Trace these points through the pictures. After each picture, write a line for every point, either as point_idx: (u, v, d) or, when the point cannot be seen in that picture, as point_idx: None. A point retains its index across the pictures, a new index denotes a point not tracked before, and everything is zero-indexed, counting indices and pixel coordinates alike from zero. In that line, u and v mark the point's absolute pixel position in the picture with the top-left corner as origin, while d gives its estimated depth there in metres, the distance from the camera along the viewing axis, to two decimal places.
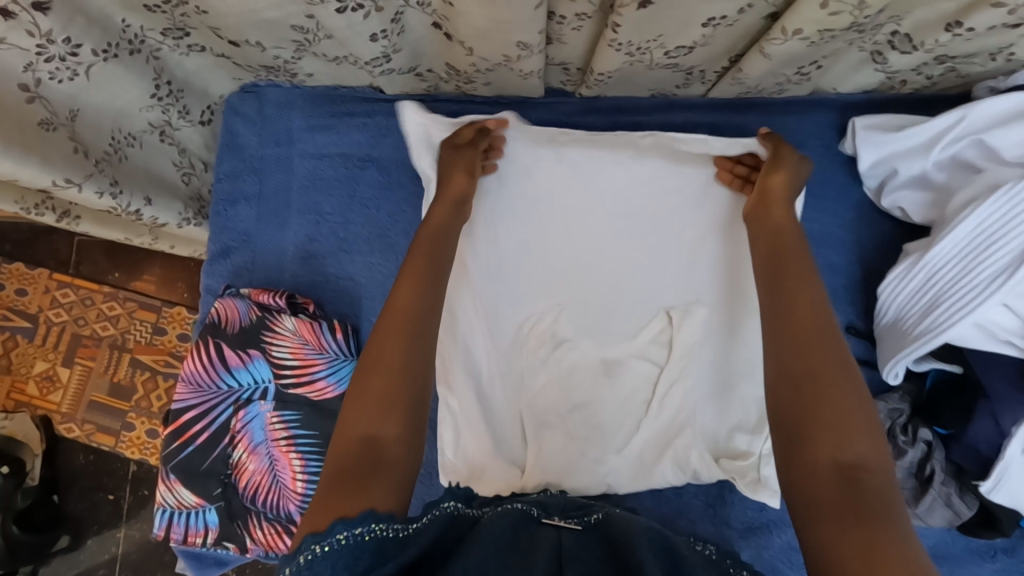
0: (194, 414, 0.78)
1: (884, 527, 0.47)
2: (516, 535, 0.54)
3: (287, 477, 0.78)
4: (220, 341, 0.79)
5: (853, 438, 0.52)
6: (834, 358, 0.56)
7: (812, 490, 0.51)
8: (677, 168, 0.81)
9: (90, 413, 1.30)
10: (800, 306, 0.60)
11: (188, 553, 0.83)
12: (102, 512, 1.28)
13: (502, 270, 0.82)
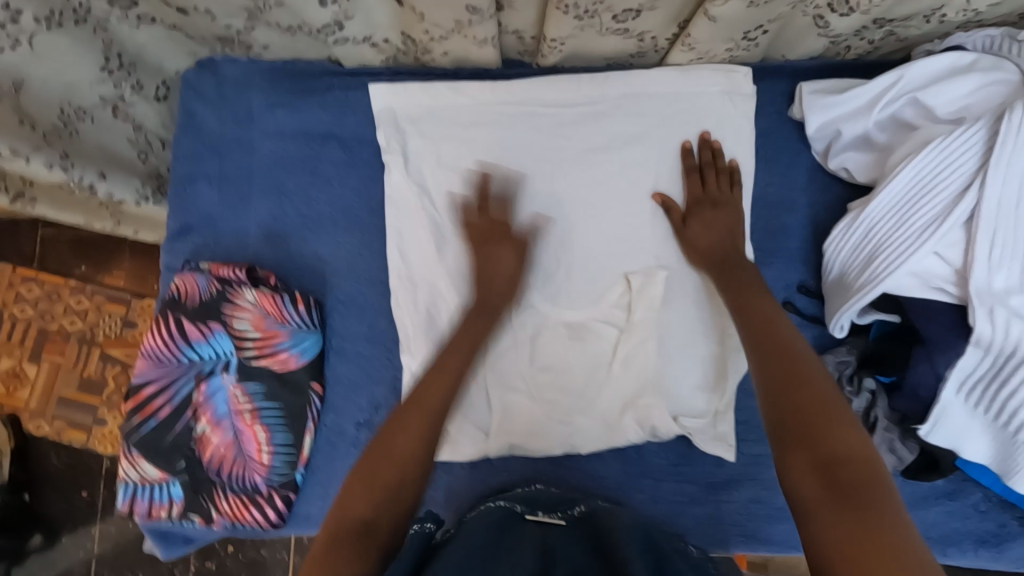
0: (154, 389, 0.78)
1: (874, 509, 0.49)
2: (502, 533, 0.59)
3: (252, 449, 0.79)
4: (180, 315, 0.79)
5: (833, 435, 0.55)
6: (804, 364, 0.61)
7: (802, 484, 0.53)
8: (640, 138, 0.83)
9: (61, 409, 1.26)
10: (767, 325, 0.67)
11: (155, 530, 0.82)
12: (80, 513, 1.28)
13: (467, 245, 0.83)
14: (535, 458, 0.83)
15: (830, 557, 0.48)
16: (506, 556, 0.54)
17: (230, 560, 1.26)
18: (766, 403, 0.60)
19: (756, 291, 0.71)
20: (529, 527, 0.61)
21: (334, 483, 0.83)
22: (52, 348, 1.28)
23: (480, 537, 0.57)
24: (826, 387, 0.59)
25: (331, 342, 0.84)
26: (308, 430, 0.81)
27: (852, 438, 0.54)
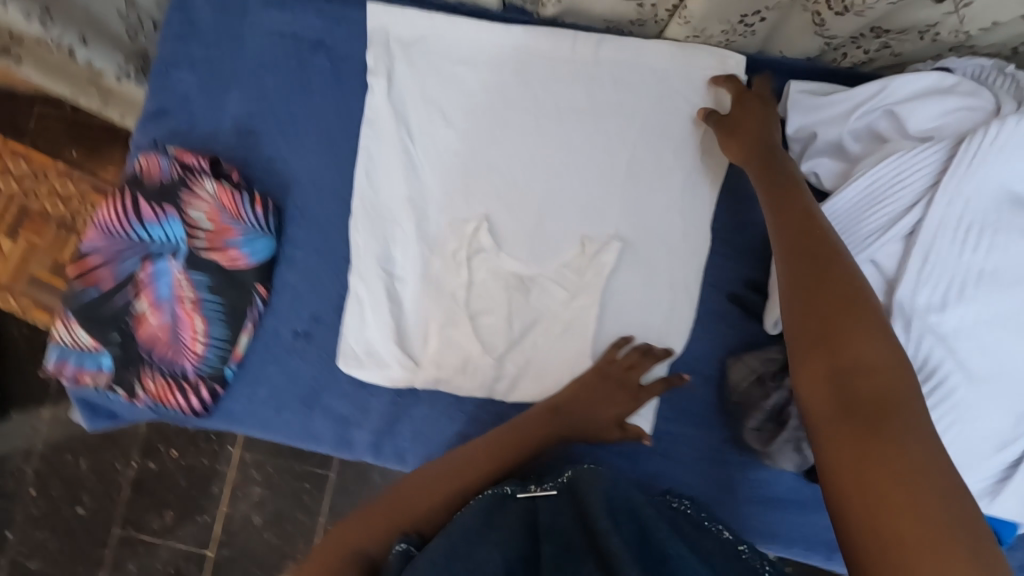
0: (100, 259, 0.79)
1: (894, 436, 0.45)
2: (492, 515, 0.57)
3: (188, 336, 0.80)
4: (138, 192, 0.79)
5: (852, 342, 0.51)
6: (837, 277, 0.55)
7: (818, 405, 0.51)
8: (624, 110, 0.83)
9: (30, 288, 1.26)
10: (804, 232, 0.59)
11: (82, 398, 0.84)
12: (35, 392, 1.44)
13: (433, 181, 0.84)
14: (459, 399, 0.84)
15: (838, 481, 0.47)
16: (496, 536, 0.53)
17: (172, 463, 1.47)
18: (792, 323, 0.56)
19: (796, 194, 0.63)
20: (521, 507, 0.60)
21: (262, 386, 0.84)
22: (30, 228, 1.28)
23: (472, 524, 0.55)
24: (859, 302, 0.53)
25: (283, 249, 0.85)
26: (244, 330, 0.82)
27: (880, 359, 0.50)
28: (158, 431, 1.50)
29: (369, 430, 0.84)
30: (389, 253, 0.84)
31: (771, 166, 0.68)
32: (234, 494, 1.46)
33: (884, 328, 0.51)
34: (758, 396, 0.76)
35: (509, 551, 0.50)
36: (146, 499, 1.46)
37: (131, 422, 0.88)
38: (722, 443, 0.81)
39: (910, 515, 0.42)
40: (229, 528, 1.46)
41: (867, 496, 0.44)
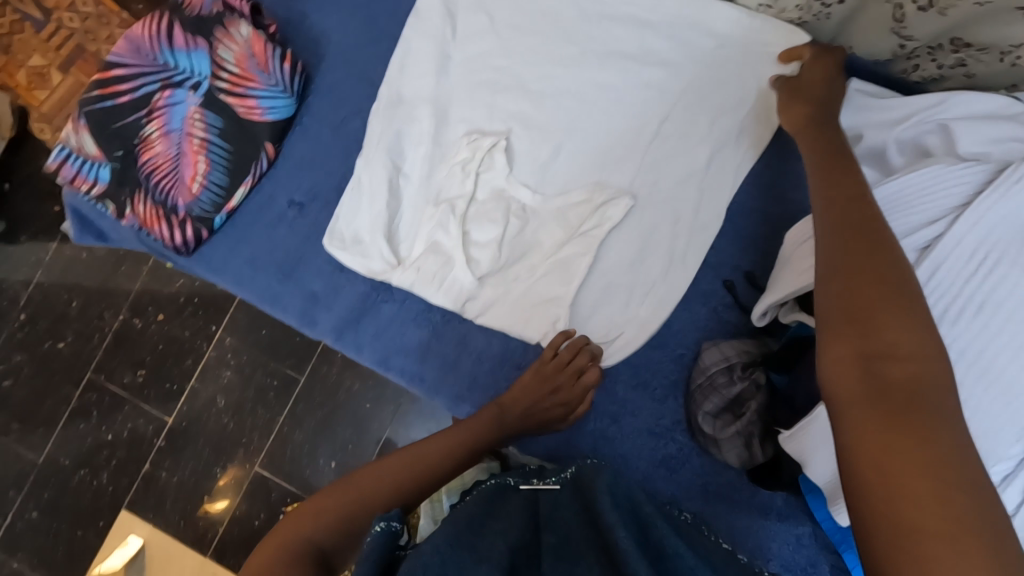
0: (124, 72, 0.79)
1: (927, 432, 0.42)
2: (494, 507, 0.62)
3: (188, 173, 0.80)
4: (175, 19, 0.79)
5: (888, 326, 0.47)
6: (883, 260, 0.50)
7: (839, 387, 0.47)
8: (673, 66, 0.80)
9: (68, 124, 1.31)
10: (851, 212, 0.54)
11: (75, 206, 0.86)
12: (45, 219, 1.58)
13: (465, 89, 0.83)
14: (429, 308, 0.84)
15: (860, 469, 0.43)
16: (501, 524, 0.57)
17: (155, 325, 1.55)
18: (823, 302, 0.51)
19: (848, 176, 0.58)
20: (521, 501, 0.64)
21: (245, 244, 0.85)
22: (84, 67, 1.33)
23: (474, 513, 0.59)
24: (901, 288, 0.48)
25: (302, 117, 0.85)
26: (244, 184, 0.82)
27: (915, 349, 0.46)
28: (150, 294, 1.56)
29: (334, 314, 0.84)
30: (400, 148, 0.83)
31: (826, 148, 0.62)
32: (204, 373, 1.54)
33: (924, 318, 0.47)
34: (722, 382, 0.74)
35: (510, 537, 0.53)
36: (123, 354, 1.55)
37: (117, 247, 0.89)
38: (675, 423, 0.79)
39: (939, 512, 0.39)
40: (192, 405, 1.53)
41: (892, 489, 0.41)
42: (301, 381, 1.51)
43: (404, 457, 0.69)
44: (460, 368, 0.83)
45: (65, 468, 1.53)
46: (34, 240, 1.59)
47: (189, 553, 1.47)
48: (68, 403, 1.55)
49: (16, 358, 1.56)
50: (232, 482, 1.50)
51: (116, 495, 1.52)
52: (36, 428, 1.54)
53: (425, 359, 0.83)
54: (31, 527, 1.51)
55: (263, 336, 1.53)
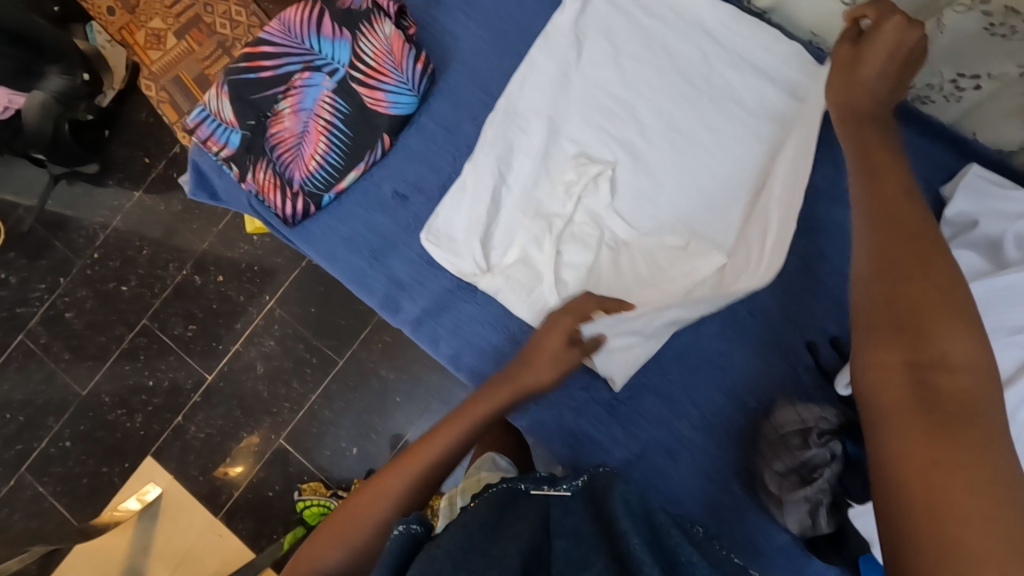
0: (272, 49, 0.84)
1: (979, 450, 0.40)
2: (502, 513, 0.65)
3: (308, 150, 0.85)
4: (327, 8, 0.84)
5: (937, 334, 0.45)
6: (933, 266, 0.47)
7: (884, 395, 0.46)
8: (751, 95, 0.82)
9: (171, 84, 1.59)
10: (894, 213, 0.50)
11: (198, 164, 0.92)
12: (134, 168, 1.65)
13: (578, 111, 0.86)
14: (507, 315, 0.84)
15: (899, 482, 0.42)
16: (508, 529, 0.58)
17: (212, 286, 1.61)
18: (865, 307, 0.49)
19: (890, 174, 0.53)
20: (534, 507, 0.65)
21: (344, 225, 0.88)
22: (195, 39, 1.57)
23: (485, 519, 0.60)
24: (952, 295, 0.46)
25: (419, 115, 0.89)
26: (356, 168, 0.86)
27: (967, 360, 0.44)
28: (212, 255, 1.61)
29: (413, 304, 0.86)
30: (509, 158, 0.86)
31: (862, 140, 0.56)
32: (250, 338, 1.59)
33: (977, 327, 0.45)
34: (795, 444, 0.71)
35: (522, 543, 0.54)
36: (179, 306, 1.61)
37: (225, 208, 0.95)
38: (732, 473, 0.78)
39: (990, 531, 0.38)
40: (233, 366, 1.58)
41: (937, 505, 0.40)
42: (338, 364, 1.55)
43: (388, 485, 0.70)
44: None
45: (105, 404, 1.60)
46: (121, 185, 1.66)
47: (201, 508, 1.54)
48: (120, 343, 1.62)
49: (80, 292, 1.64)
50: (256, 445, 1.55)
51: (145, 439, 1.58)
52: (85, 360, 1.62)
53: (496, 365, 0.84)
54: (63, 454, 1.57)
55: (311, 313, 1.57)
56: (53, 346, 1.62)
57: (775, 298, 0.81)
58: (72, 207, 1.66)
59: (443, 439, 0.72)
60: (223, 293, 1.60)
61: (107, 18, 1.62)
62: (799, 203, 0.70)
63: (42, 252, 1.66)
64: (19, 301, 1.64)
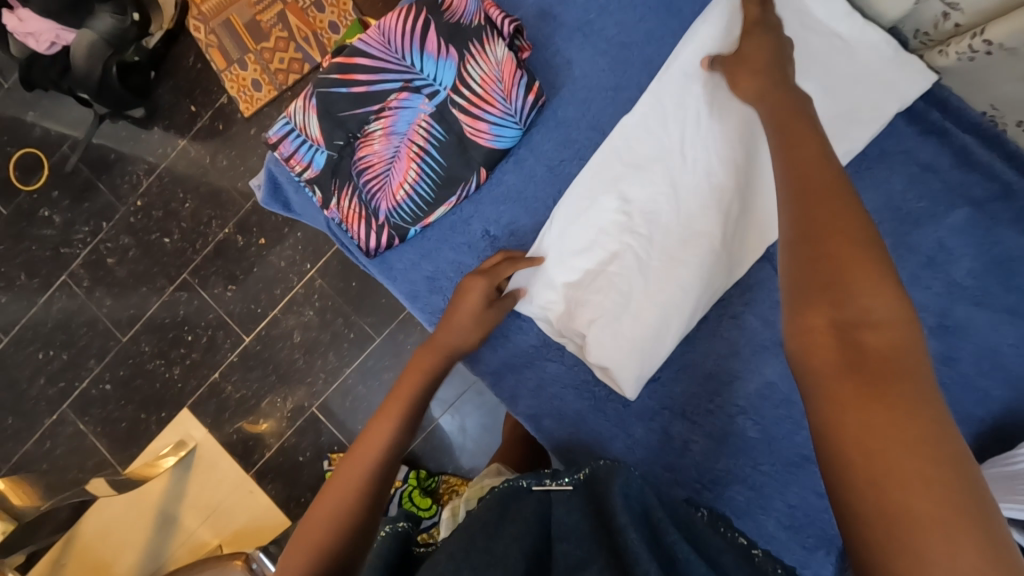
0: (367, 62, 0.75)
1: (908, 406, 0.39)
2: (506, 511, 0.58)
3: (396, 178, 0.77)
4: (432, 19, 0.75)
5: (866, 295, 0.43)
6: (852, 228, 0.46)
7: (817, 362, 0.44)
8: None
9: (219, 28, 1.41)
10: (807, 178, 0.51)
11: (272, 173, 0.85)
12: (181, 116, 1.45)
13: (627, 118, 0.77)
14: (595, 380, 0.80)
15: (838, 450, 0.40)
16: (508, 533, 0.52)
17: (256, 247, 1.42)
18: (791, 274, 0.47)
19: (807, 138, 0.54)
20: (534, 506, 0.59)
21: (430, 262, 0.82)
22: None
23: (484, 519, 0.55)
24: (870, 248, 0.45)
25: (518, 148, 0.81)
26: (447, 203, 0.79)
27: (892, 315, 0.43)
28: (256, 216, 1.42)
29: (493, 354, 0.83)
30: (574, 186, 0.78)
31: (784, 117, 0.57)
32: (289, 305, 1.41)
33: (896, 281, 0.44)
34: None
35: (525, 546, 0.49)
36: (220, 265, 1.42)
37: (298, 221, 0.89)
38: None
39: (926, 488, 0.36)
40: (269, 331, 1.41)
41: (879, 472, 0.37)
42: (372, 342, 1.37)
43: (342, 488, 0.64)
44: (610, 449, 0.79)
45: (144, 354, 1.43)
46: (165, 132, 1.45)
47: (236, 468, 1.40)
48: (159, 296, 1.44)
49: (123, 239, 1.44)
50: (287, 412, 1.40)
51: (183, 396, 1.42)
52: (125, 310, 1.44)
53: (574, 431, 0.80)
54: (103, 398, 1.42)
55: (352, 286, 1.39)
56: (96, 291, 1.44)
57: None
58: (115, 145, 1.46)
59: (389, 421, 0.69)
60: (266, 255, 1.41)
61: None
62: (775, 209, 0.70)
63: (85, 195, 1.46)
64: (62, 242, 1.45)
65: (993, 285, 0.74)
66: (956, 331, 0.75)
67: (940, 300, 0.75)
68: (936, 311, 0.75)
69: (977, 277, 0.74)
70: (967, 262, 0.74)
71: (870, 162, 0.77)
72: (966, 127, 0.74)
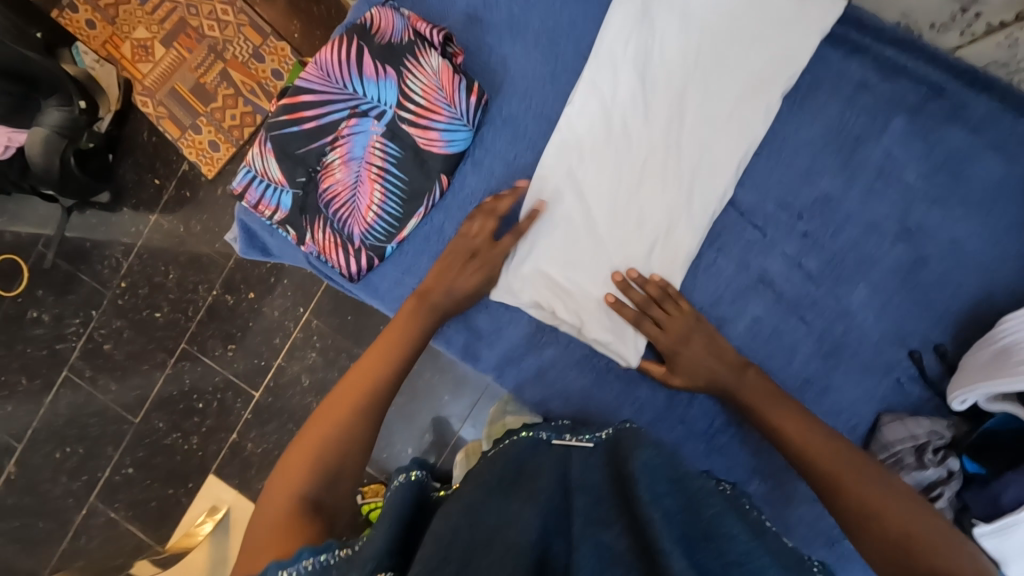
0: (312, 98, 0.78)
1: (894, 516, 0.59)
2: (523, 466, 0.61)
3: (364, 203, 0.80)
4: (364, 45, 0.78)
5: (824, 459, 0.65)
6: (780, 403, 0.70)
7: (842, 513, 0.62)
8: (701, 17, 0.79)
9: (167, 99, 1.44)
10: (721, 352, 0.74)
11: (245, 224, 0.88)
12: (147, 190, 1.47)
13: (575, 104, 0.81)
14: (594, 352, 0.83)
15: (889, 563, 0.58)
16: (527, 486, 0.54)
17: (246, 302, 1.44)
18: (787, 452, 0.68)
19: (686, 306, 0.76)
20: (552, 461, 0.61)
21: (412, 273, 0.85)
22: (182, 42, 1.44)
23: (498, 475, 0.58)
24: (804, 423, 0.68)
25: (474, 148, 0.84)
26: (416, 215, 0.82)
27: (850, 461, 0.64)
28: (241, 271, 1.44)
29: (492, 350, 0.85)
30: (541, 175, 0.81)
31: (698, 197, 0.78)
32: (290, 351, 1.42)
33: (837, 443, 0.66)
34: (910, 464, 0.71)
35: (541, 504, 0.50)
36: (215, 325, 1.44)
37: (279, 263, 0.92)
38: None
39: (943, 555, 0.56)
40: (277, 381, 1.43)
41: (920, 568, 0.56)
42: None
43: (307, 460, 0.63)
44: (620, 415, 0.82)
45: (159, 430, 1.44)
46: (135, 210, 1.47)
47: None
48: (162, 371, 1.45)
49: (116, 323, 1.46)
50: None
51: (204, 462, 1.43)
52: (132, 390, 1.45)
53: (583, 405, 0.82)
54: (128, 481, 1.43)
55: (348, 321, 1.41)
56: (99, 379, 1.46)
57: (875, 309, 0.78)
58: (90, 235, 1.48)
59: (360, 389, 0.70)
60: (259, 307, 1.43)
61: (88, 32, 1.44)
62: (715, 164, 0.79)
63: (68, 287, 1.47)
64: (56, 338, 1.47)
65: (945, 182, 0.78)
66: (921, 232, 0.78)
67: (899, 208, 0.78)
68: (898, 218, 0.78)
69: (927, 178, 0.78)
70: (917, 165, 0.78)
71: (806, 93, 0.80)
72: (888, 39, 0.78)
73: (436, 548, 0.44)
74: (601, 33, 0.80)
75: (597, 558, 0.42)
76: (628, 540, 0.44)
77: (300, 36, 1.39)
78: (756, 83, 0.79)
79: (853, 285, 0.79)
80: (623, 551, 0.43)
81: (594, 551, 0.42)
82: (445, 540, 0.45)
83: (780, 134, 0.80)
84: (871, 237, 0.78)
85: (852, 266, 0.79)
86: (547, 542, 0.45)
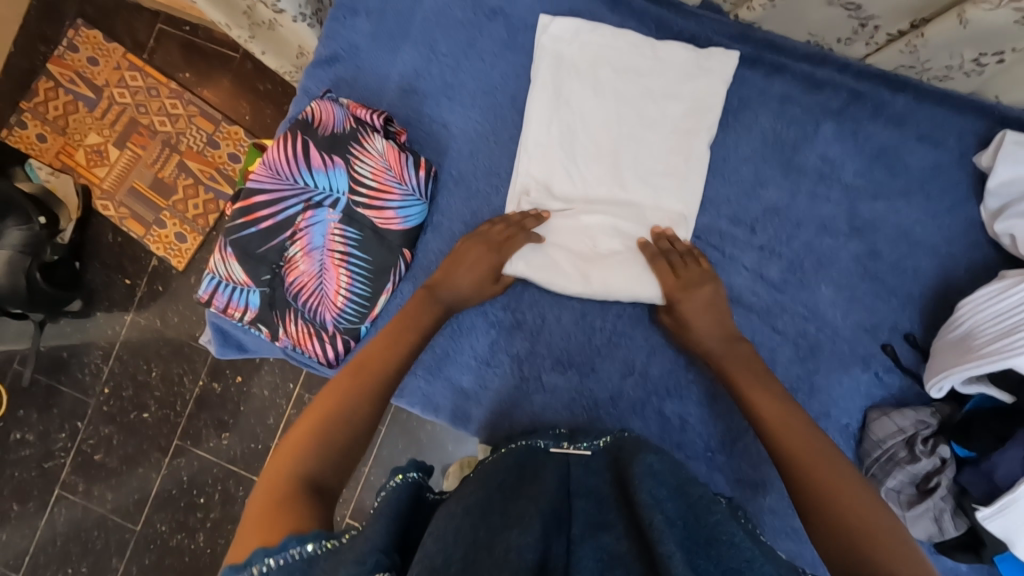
0: (265, 197, 0.79)
1: (811, 464, 0.61)
2: (522, 471, 0.59)
3: (331, 288, 0.81)
4: (308, 138, 0.80)
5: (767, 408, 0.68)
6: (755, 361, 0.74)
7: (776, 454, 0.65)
8: (630, 66, 0.84)
9: (128, 198, 1.45)
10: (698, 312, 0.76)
11: (216, 326, 0.88)
12: (117, 291, 1.46)
13: (532, 146, 0.83)
14: (581, 395, 0.83)
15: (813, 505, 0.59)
16: (525, 491, 0.53)
17: (235, 386, 1.42)
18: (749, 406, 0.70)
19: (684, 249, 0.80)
20: (553, 463, 0.62)
21: None
22: (134, 141, 1.46)
23: (503, 479, 0.56)
24: (762, 380, 0.71)
25: (431, 217, 0.86)
26: (385, 291, 0.83)
27: (777, 412, 0.67)
28: None
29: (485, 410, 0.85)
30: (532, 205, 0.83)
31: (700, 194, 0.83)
32: None
33: (777, 396, 0.69)
34: (903, 458, 0.73)
35: (543, 504, 0.49)
36: (206, 415, 1.42)
37: (257, 356, 0.91)
38: None
39: (857, 508, 0.57)
40: None
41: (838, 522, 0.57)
42: (379, 429, 1.18)
43: (308, 437, 0.61)
44: None
45: (163, 533, 1.40)
46: (108, 314, 1.45)
47: None
48: (158, 471, 1.42)
49: (104, 430, 1.43)
50: None
51: (213, 558, 1.37)
52: (129, 496, 1.41)
53: None
54: None
55: None
56: (94, 490, 1.42)
57: (842, 307, 0.80)
58: (68, 345, 1.45)
59: (371, 365, 0.70)
60: (249, 391, 1.42)
61: (40, 146, 1.45)
62: (683, 176, 0.82)
63: (51, 402, 1.44)
64: (44, 456, 1.43)
65: (881, 176, 0.81)
66: (869, 228, 0.81)
67: (843, 207, 0.81)
68: (845, 217, 0.81)
69: (865, 175, 0.81)
70: (853, 165, 0.82)
71: (735, 114, 0.84)
72: (800, 55, 0.83)
73: (439, 547, 0.43)
74: (535, 79, 0.84)
75: (597, 560, 0.43)
76: (629, 544, 0.45)
77: (252, 117, 1.45)
78: (690, 108, 0.83)
79: (817, 287, 0.81)
80: (622, 553, 0.44)
81: (595, 552, 0.44)
82: (446, 540, 0.43)
83: (720, 155, 0.84)
84: (824, 238, 0.81)
85: (812, 269, 0.81)
86: (548, 546, 0.44)
